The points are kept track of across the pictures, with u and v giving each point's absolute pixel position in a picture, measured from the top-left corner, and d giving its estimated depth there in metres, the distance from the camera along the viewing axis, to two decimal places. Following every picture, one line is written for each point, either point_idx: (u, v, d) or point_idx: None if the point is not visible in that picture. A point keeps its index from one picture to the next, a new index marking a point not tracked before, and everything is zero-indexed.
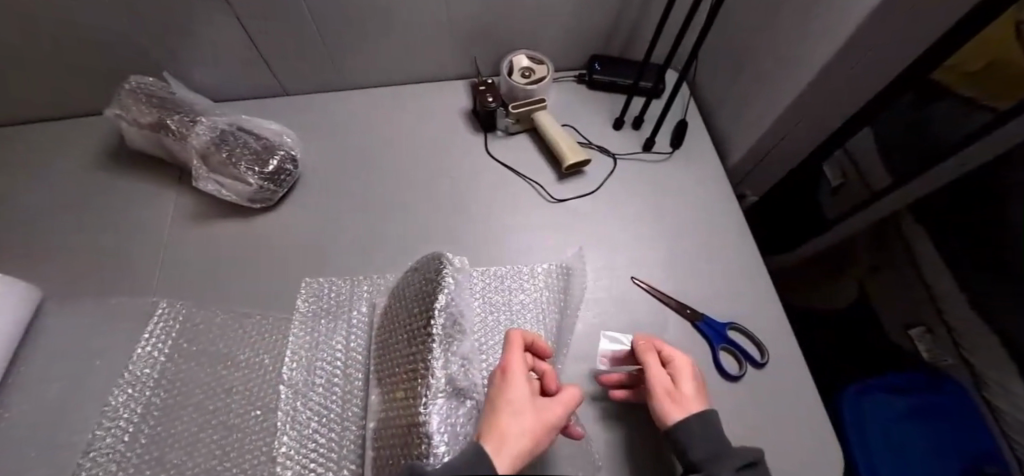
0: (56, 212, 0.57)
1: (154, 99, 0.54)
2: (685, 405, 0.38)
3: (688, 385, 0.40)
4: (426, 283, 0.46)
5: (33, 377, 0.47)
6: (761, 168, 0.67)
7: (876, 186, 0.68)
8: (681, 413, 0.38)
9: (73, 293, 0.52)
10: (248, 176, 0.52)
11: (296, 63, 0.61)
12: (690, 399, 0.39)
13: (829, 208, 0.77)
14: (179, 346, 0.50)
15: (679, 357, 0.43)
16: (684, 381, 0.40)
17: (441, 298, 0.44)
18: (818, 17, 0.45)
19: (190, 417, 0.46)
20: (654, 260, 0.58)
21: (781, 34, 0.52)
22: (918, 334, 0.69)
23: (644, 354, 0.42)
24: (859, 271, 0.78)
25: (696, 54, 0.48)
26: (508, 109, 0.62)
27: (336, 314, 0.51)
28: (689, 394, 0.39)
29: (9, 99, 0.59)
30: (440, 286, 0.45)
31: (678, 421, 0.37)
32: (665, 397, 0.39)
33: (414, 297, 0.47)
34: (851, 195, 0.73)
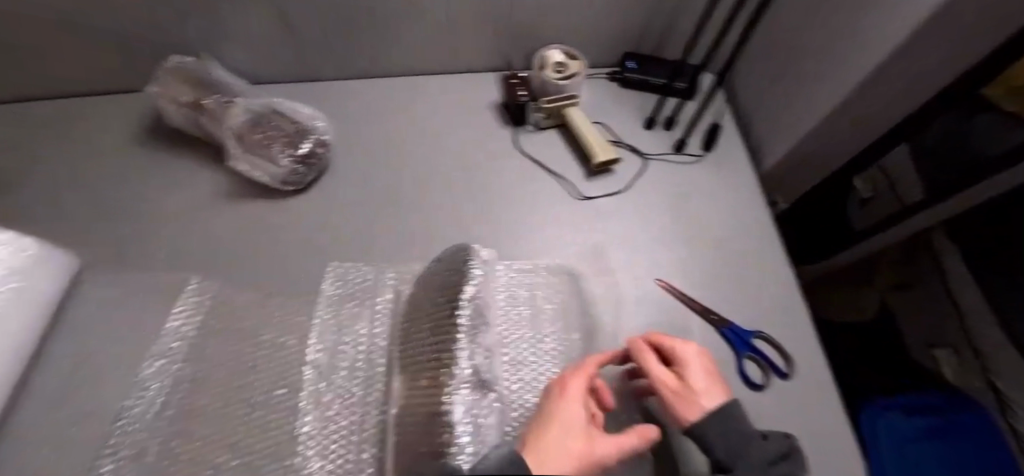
0: (93, 186, 0.59)
1: (192, 79, 0.55)
2: (698, 400, 0.36)
3: (698, 379, 0.38)
4: (452, 274, 0.46)
5: (65, 345, 0.49)
6: (796, 171, 0.65)
7: (909, 199, 0.69)
8: (695, 410, 0.35)
9: (106, 266, 0.54)
10: (282, 158, 0.53)
11: (325, 50, 0.62)
12: (702, 392, 0.36)
13: (858, 220, 0.77)
14: (207, 322, 0.51)
15: (685, 348, 0.40)
16: (693, 375, 0.38)
17: (467, 290, 0.44)
18: (867, 22, 0.43)
19: (215, 392, 0.46)
20: (682, 263, 0.57)
21: (826, 37, 0.50)
22: (943, 353, 0.79)
23: (644, 355, 0.41)
24: (887, 290, 0.89)
25: (736, 55, 0.47)
26: (539, 103, 0.62)
27: (362, 298, 0.52)
28: (702, 388, 0.37)
29: (45, 74, 0.60)
30: (467, 277, 0.44)
31: (694, 420, 0.35)
32: (676, 396, 0.37)
33: (440, 289, 0.46)
34: (882, 207, 0.74)
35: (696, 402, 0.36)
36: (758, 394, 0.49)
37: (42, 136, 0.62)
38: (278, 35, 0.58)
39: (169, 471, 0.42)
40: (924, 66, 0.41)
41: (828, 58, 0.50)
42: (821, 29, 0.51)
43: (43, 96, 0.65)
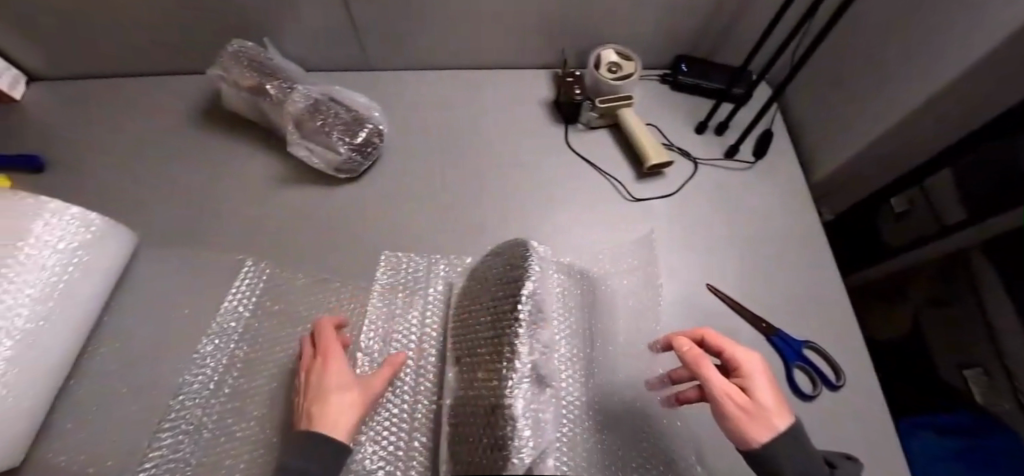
0: (152, 164, 0.60)
1: (254, 63, 0.55)
2: (771, 420, 0.35)
3: (767, 396, 0.36)
4: (511, 268, 0.46)
5: (126, 317, 0.50)
6: (854, 177, 0.64)
7: (949, 219, 0.59)
8: (767, 431, 0.34)
9: (165, 243, 0.55)
10: (340, 146, 0.54)
11: (382, 40, 0.62)
12: (774, 411, 0.35)
13: (888, 235, 0.71)
14: (264, 303, 0.51)
15: (749, 361, 0.39)
16: (762, 391, 0.37)
17: (527, 286, 0.44)
18: (949, 32, 0.43)
19: (269, 371, 0.47)
20: (732, 270, 0.57)
21: None
22: (974, 374, 0.59)
23: (705, 363, 0.39)
24: (920, 306, 0.69)
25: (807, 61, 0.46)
26: (593, 103, 0.61)
27: (412, 295, 0.52)
28: (771, 406, 0.36)
29: (111, 53, 0.62)
30: (527, 272, 0.44)
31: (766, 441, 0.34)
32: (745, 413, 0.36)
33: (496, 285, 0.46)
34: (919, 224, 0.65)
35: (770, 422, 0.35)
36: (808, 403, 0.49)
37: (104, 113, 0.64)
38: (339, 24, 0.58)
39: (226, 448, 0.42)
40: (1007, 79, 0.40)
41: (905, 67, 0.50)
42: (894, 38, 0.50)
43: (104, 74, 0.66)
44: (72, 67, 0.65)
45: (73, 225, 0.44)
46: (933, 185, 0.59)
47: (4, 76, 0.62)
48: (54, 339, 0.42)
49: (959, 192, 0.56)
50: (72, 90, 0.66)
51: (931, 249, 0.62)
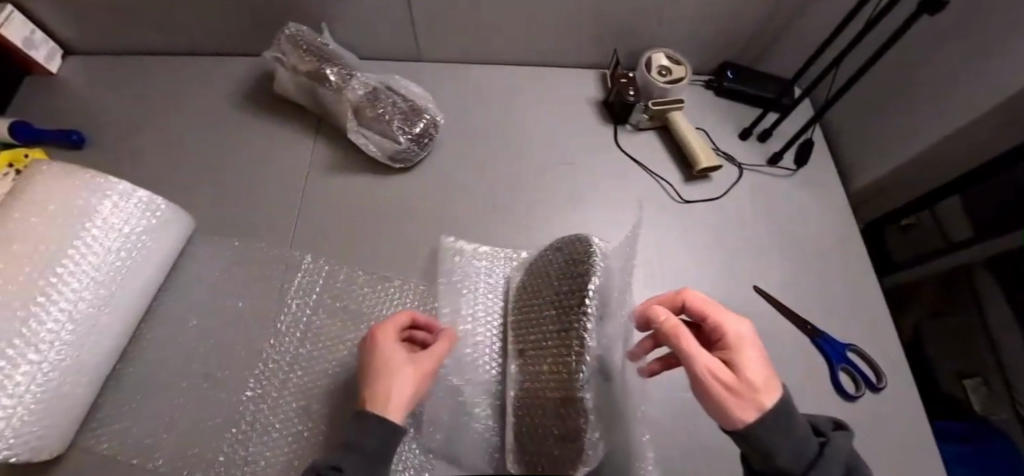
0: (198, 147, 0.59)
1: (312, 47, 0.54)
2: (757, 397, 0.28)
3: (755, 369, 0.29)
4: (574, 264, 0.45)
5: (179, 302, 0.49)
6: (890, 188, 0.66)
7: (955, 236, 0.62)
8: (754, 410, 0.27)
9: (215, 228, 0.54)
10: (399, 135, 0.54)
11: (438, 30, 0.62)
12: (764, 387, 0.28)
13: (897, 253, 0.71)
14: (324, 301, 0.50)
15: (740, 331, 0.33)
16: (751, 365, 0.30)
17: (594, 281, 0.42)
18: (1000, 56, 0.45)
19: (332, 369, 0.47)
20: (778, 274, 0.59)
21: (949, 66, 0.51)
22: (973, 384, 0.60)
23: (684, 335, 0.32)
24: (920, 316, 0.68)
25: (867, 69, 0.49)
26: (646, 105, 0.62)
27: (476, 287, 0.52)
28: (760, 381, 0.29)
29: (158, 30, 0.60)
30: (592, 268, 0.43)
31: (753, 422, 0.27)
32: (728, 389, 0.29)
33: (559, 278, 0.45)
34: (923, 240, 0.67)
35: (757, 400, 0.27)
36: (850, 403, 0.51)
37: (146, 92, 0.62)
38: (398, 11, 0.58)
39: (295, 449, 0.42)
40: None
41: (953, 84, 0.52)
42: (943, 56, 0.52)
43: (144, 51, 0.65)
44: (112, 43, 0.63)
45: (138, 209, 0.44)
46: (942, 207, 0.61)
47: (41, 49, 0.60)
48: (114, 321, 0.42)
49: (967, 213, 0.59)
50: (109, 66, 0.64)
51: (932, 265, 0.65)
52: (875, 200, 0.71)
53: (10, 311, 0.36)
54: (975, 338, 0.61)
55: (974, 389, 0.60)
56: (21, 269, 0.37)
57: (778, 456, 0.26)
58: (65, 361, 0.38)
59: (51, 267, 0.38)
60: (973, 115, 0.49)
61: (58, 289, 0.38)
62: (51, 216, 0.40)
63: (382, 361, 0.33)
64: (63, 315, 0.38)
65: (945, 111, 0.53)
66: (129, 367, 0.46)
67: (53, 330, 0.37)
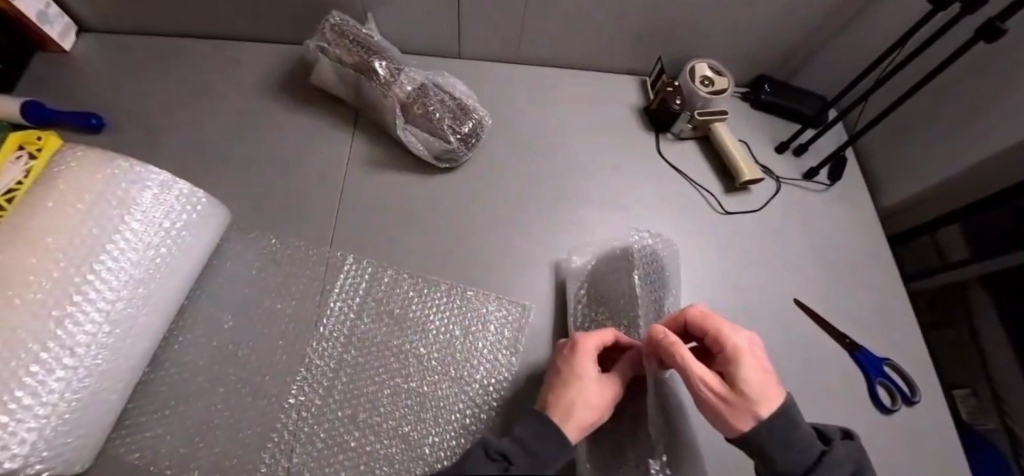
0: (225, 136, 0.56)
1: (358, 39, 0.52)
2: (753, 406, 0.29)
3: (750, 379, 0.30)
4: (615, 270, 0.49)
5: (212, 302, 0.47)
6: (916, 206, 0.68)
7: (952, 257, 0.67)
8: (749, 419, 0.29)
9: (249, 224, 0.51)
10: (449, 134, 0.52)
11: (484, 28, 0.60)
12: (757, 395, 0.30)
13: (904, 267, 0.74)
14: (368, 305, 0.48)
15: (737, 340, 0.33)
16: (746, 375, 0.31)
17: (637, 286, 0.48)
18: None
19: (379, 377, 0.45)
20: (817, 287, 0.59)
21: (991, 92, 0.53)
22: (962, 395, 0.63)
23: (681, 349, 0.33)
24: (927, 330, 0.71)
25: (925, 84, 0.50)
26: (691, 115, 0.62)
27: (540, 295, 0.51)
28: (755, 390, 0.30)
29: (186, 11, 0.57)
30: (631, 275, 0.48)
31: (747, 428, 0.29)
32: (724, 398, 0.30)
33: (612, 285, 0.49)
34: (921, 255, 0.72)
35: (752, 410, 0.29)
36: (888, 417, 0.52)
37: (168, 75, 0.58)
38: (446, 6, 0.56)
39: (341, 460, 0.40)
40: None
41: (994, 107, 0.53)
42: (985, 79, 0.54)
43: (167, 32, 0.61)
44: (133, 22, 0.59)
45: (178, 203, 0.41)
46: (943, 231, 0.66)
47: (55, 24, 0.56)
48: (152, 322, 0.39)
49: (966, 237, 0.64)
50: (129, 47, 0.60)
51: (934, 280, 0.69)
52: (900, 216, 0.72)
53: (45, 310, 0.32)
54: (967, 349, 0.64)
55: (962, 399, 0.63)
56: (54, 264, 0.34)
57: (781, 461, 0.28)
58: (102, 366, 0.34)
59: (90, 264, 0.35)
60: (1015, 137, 0.51)
61: (94, 287, 0.35)
62: (89, 207, 0.37)
63: (577, 376, 0.35)
64: (100, 316, 0.35)
65: (984, 134, 0.55)
66: (160, 371, 0.43)
67: (90, 332, 0.34)
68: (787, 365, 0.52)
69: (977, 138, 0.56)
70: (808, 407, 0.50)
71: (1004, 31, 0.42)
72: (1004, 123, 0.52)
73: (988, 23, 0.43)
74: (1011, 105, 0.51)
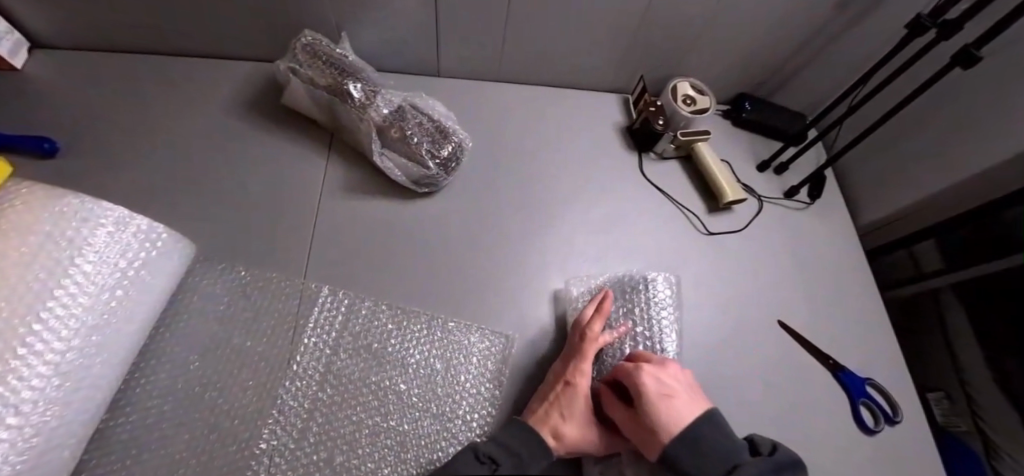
0: (190, 161, 0.53)
1: (331, 59, 0.50)
2: (654, 437, 0.35)
3: (654, 415, 0.35)
4: (627, 297, 0.48)
5: (177, 341, 0.44)
6: (894, 222, 0.69)
7: (925, 266, 0.67)
8: (655, 449, 0.35)
9: (217, 255, 0.48)
10: (427, 160, 0.50)
11: (464, 45, 0.59)
12: (659, 428, 0.35)
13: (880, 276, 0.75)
14: (344, 340, 0.46)
15: (646, 379, 0.37)
16: (647, 411, 0.36)
17: (652, 314, 0.47)
18: None
19: (356, 416, 0.43)
20: (800, 307, 0.59)
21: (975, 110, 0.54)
22: (936, 397, 0.64)
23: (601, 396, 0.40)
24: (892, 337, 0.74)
25: (902, 109, 0.51)
26: (673, 135, 0.62)
27: (530, 326, 0.50)
28: (659, 422, 0.35)
29: (147, 28, 0.54)
30: (646, 306, 0.47)
31: (657, 459, 0.35)
32: (637, 432, 0.37)
33: (621, 315, 0.46)
34: (895, 265, 0.72)
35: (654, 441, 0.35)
36: (871, 438, 0.52)
37: (129, 96, 0.55)
38: (424, 23, 0.55)
39: None
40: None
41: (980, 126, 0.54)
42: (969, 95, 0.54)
43: (130, 49, 0.58)
44: (91, 38, 0.56)
45: (135, 240, 0.39)
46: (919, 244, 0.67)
47: (4, 42, 0.52)
48: (106, 371, 0.36)
49: (939, 251, 0.64)
50: (88, 65, 0.57)
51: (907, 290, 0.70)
52: (877, 231, 0.73)
53: None
54: (939, 355, 0.65)
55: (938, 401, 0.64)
56: None
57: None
58: (50, 424, 0.32)
59: (33, 312, 0.32)
60: (1000, 156, 0.51)
61: (42, 338, 0.32)
62: (34, 250, 0.33)
63: (572, 412, 0.38)
64: (47, 369, 0.32)
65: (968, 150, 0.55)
66: (121, 421, 0.40)
67: (36, 387, 0.31)
68: (771, 387, 0.52)
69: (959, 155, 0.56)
70: (794, 429, 0.51)
71: (980, 58, 0.44)
72: (985, 143, 0.53)
73: (964, 49, 0.44)
74: (996, 123, 0.52)
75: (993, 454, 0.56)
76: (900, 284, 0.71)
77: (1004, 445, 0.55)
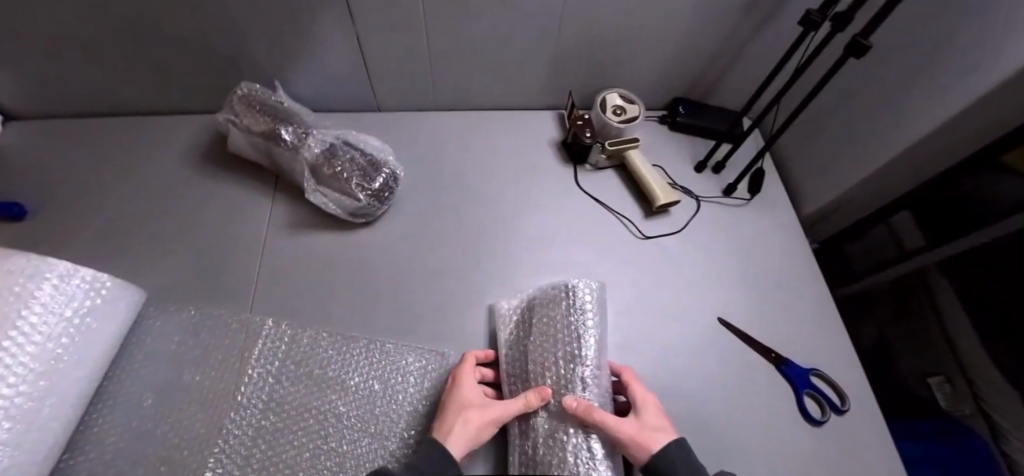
0: (147, 211, 0.57)
1: (265, 107, 0.54)
2: (660, 432, 0.39)
3: (658, 417, 0.41)
4: (555, 302, 0.48)
5: (133, 379, 0.48)
6: (839, 210, 0.70)
7: (908, 246, 0.66)
8: (661, 439, 0.39)
9: (173, 297, 0.52)
10: (358, 192, 0.53)
11: (396, 81, 0.63)
12: (663, 426, 0.40)
13: (857, 259, 0.74)
14: (287, 368, 0.49)
15: (645, 392, 0.43)
16: (648, 411, 0.41)
17: (577, 316, 0.47)
18: (946, 75, 0.48)
19: (297, 440, 0.45)
20: (742, 304, 0.60)
21: (889, 92, 0.55)
22: (937, 382, 0.62)
23: (601, 415, 0.38)
24: (880, 322, 0.70)
25: (808, 104, 0.52)
26: (603, 146, 0.64)
27: (463, 342, 0.52)
28: (659, 422, 0.41)
29: (103, 91, 0.59)
30: (571, 309, 0.47)
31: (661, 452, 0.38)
32: (641, 436, 0.38)
33: (546, 321, 0.47)
34: (875, 247, 0.71)
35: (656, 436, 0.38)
36: (818, 428, 0.52)
37: (91, 155, 0.60)
38: (354, 64, 0.59)
39: None
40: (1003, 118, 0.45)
41: (898, 107, 0.54)
42: (883, 78, 0.56)
43: (91, 112, 0.63)
44: (59, 107, 0.62)
45: (81, 290, 0.42)
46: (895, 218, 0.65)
47: None
48: (56, 412, 0.39)
49: (917, 224, 0.63)
50: (57, 131, 0.62)
51: (895, 271, 0.68)
52: (826, 222, 0.74)
53: None
54: (933, 337, 0.63)
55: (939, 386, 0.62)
56: None
57: None
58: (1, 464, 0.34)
59: None
60: (918, 135, 0.52)
61: None
62: None
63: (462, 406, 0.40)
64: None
65: (890, 134, 0.56)
66: (78, 460, 0.42)
67: None
68: (715, 384, 0.53)
69: (883, 138, 0.57)
70: (743, 425, 0.50)
71: (868, 47, 0.44)
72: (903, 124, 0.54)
73: (854, 40, 0.45)
74: (911, 104, 0.53)
75: (1000, 438, 0.54)
76: (885, 265, 0.70)
77: (1010, 428, 0.53)
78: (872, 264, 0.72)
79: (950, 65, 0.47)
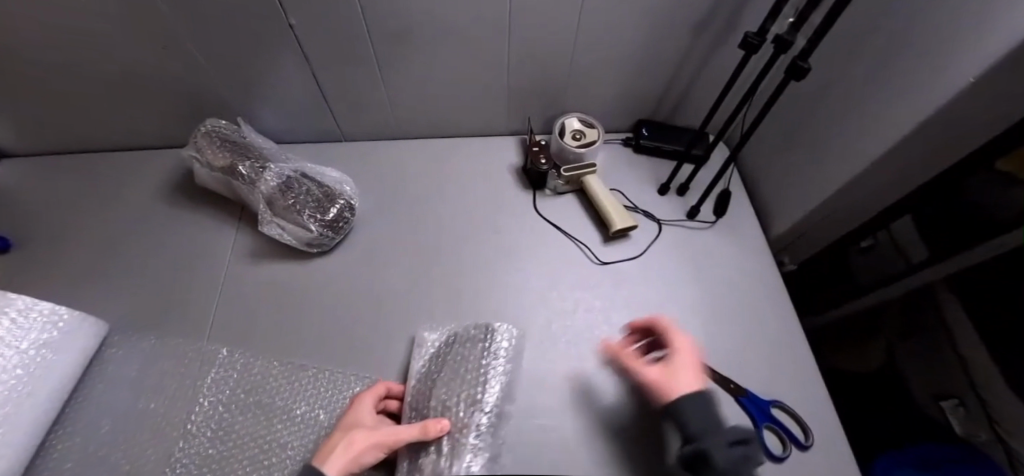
0: (120, 241, 0.60)
1: (227, 143, 0.57)
2: (682, 377, 0.36)
3: (690, 360, 0.38)
4: (473, 342, 0.49)
5: (92, 405, 0.50)
6: (812, 230, 0.67)
7: (913, 257, 0.58)
8: (687, 381, 0.36)
9: (135, 326, 0.55)
10: (309, 223, 0.55)
11: (358, 111, 0.65)
12: (692, 372, 0.37)
13: (863, 272, 0.68)
14: (237, 395, 0.51)
15: (680, 336, 0.41)
16: (678, 356, 0.39)
17: (493, 357, 0.48)
18: (895, 94, 0.46)
19: (243, 470, 0.46)
20: (702, 331, 0.58)
21: (845, 111, 0.54)
22: (952, 405, 0.59)
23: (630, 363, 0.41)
24: (891, 338, 0.67)
25: (757, 126, 0.49)
26: (559, 171, 0.64)
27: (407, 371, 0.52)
28: (691, 366, 0.38)
29: (85, 130, 0.64)
30: (489, 348, 0.48)
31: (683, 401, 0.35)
32: (664, 378, 0.37)
33: (461, 359, 0.48)
34: (880, 261, 0.65)
35: (679, 380, 0.36)
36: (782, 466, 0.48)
37: (74, 189, 0.64)
38: (313, 97, 0.61)
39: None
40: (954, 139, 0.43)
41: (852, 128, 0.53)
42: (839, 98, 0.54)
43: (77, 149, 0.68)
44: (47, 145, 0.66)
45: (38, 322, 0.44)
46: (895, 225, 0.58)
47: None
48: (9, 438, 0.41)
49: (919, 231, 0.56)
50: (45, 167, 0.67)
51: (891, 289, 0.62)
52: (801, 243, 0.71)
53: None
54: (956, 371, 0.57)
55: (955, 409, 0.58)
56: None
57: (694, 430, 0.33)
58: None
59: None
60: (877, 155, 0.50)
61: None
62: None
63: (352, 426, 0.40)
64: None
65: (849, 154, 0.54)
66: None
67: None
68: None
69: (844, 157, 0.55)
70: None
71: (806, 70, 0.42)
72: (859, 144, 0.52)
73: (792, 63, 0.43)
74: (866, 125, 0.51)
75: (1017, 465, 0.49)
76: (886, 282, 0.64)
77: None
78: (878, 285, 0.65)
79: (897, 85, 0.45)
